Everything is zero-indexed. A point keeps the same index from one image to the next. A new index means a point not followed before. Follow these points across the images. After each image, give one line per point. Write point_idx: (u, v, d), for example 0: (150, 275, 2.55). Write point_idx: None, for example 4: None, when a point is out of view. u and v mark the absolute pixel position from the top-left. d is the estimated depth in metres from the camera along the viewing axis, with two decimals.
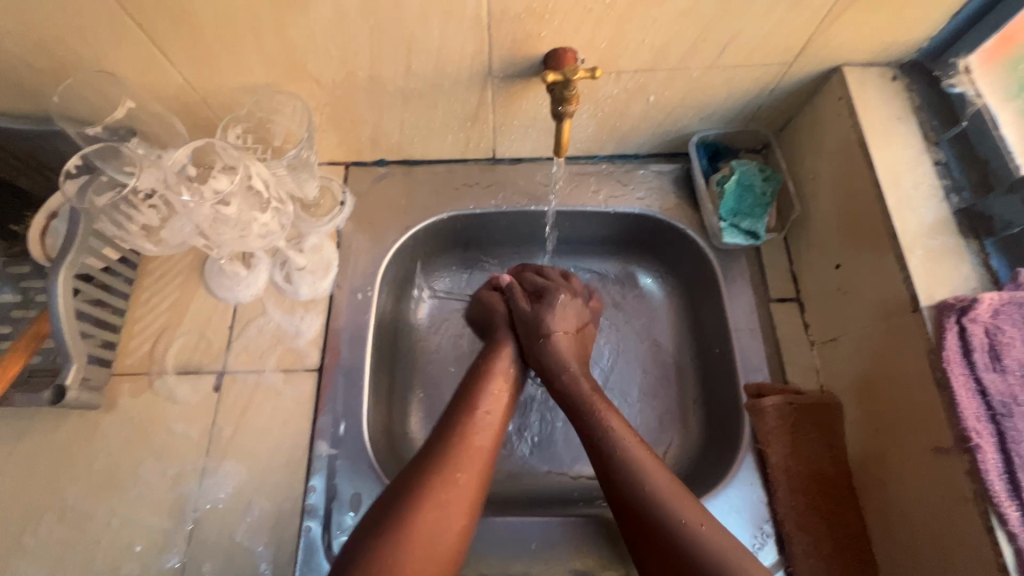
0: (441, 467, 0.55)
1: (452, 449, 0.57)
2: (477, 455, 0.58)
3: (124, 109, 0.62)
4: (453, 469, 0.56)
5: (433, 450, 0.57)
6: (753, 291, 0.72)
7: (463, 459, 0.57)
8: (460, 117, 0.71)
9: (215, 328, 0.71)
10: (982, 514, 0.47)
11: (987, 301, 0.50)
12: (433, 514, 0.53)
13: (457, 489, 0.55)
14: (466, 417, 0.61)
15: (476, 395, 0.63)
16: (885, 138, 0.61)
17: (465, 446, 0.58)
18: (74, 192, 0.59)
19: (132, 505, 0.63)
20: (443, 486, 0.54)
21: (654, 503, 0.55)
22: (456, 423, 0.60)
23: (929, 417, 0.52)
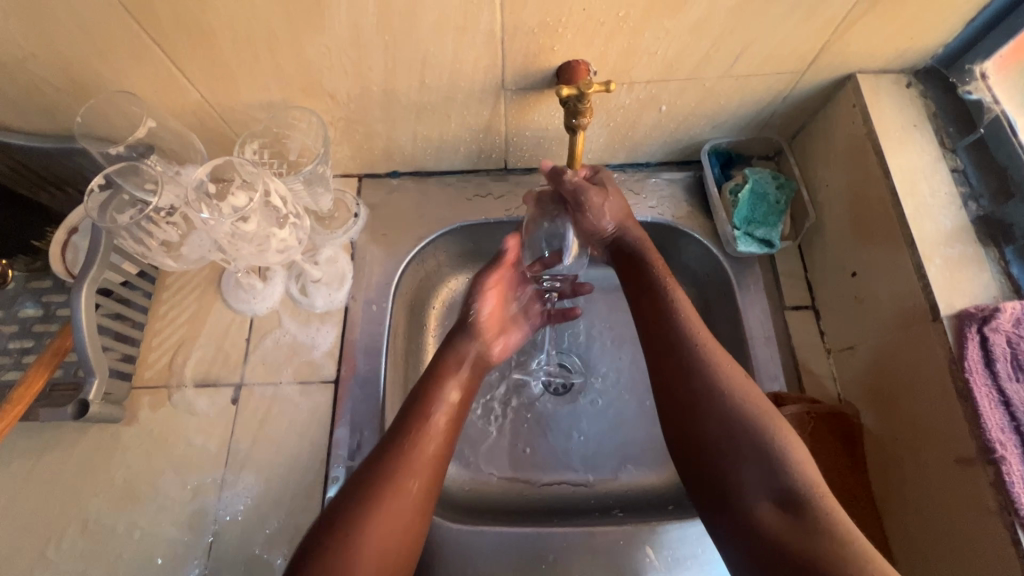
0: (397, 467, 0.52)
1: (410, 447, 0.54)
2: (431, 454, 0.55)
3: (146, 128, 0.62)
4: (410, 471, 0.53)
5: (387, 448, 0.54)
6: (768, 299, 0.72)
7: (416, 459, 0.54)
8: (472, 128, 0.71)
9: (232, 341, 0.72)
10: (1008, 526, 0.46)
11: (1008, 311, 0.50)
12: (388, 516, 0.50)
13: (409, 491, 0.52)
14: (422, 416, 0.57)
15: (432, 393, 0.59)
16: (901, 146, 0.61)
17: (419, 445, 0.54)
18: (95, 208, 0.58)
19: (152, 517, 0.64)
20: (398, 489, 0.51)
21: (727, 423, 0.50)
22: (410, 416, 0.57)
23: (951, 427, 0.52)
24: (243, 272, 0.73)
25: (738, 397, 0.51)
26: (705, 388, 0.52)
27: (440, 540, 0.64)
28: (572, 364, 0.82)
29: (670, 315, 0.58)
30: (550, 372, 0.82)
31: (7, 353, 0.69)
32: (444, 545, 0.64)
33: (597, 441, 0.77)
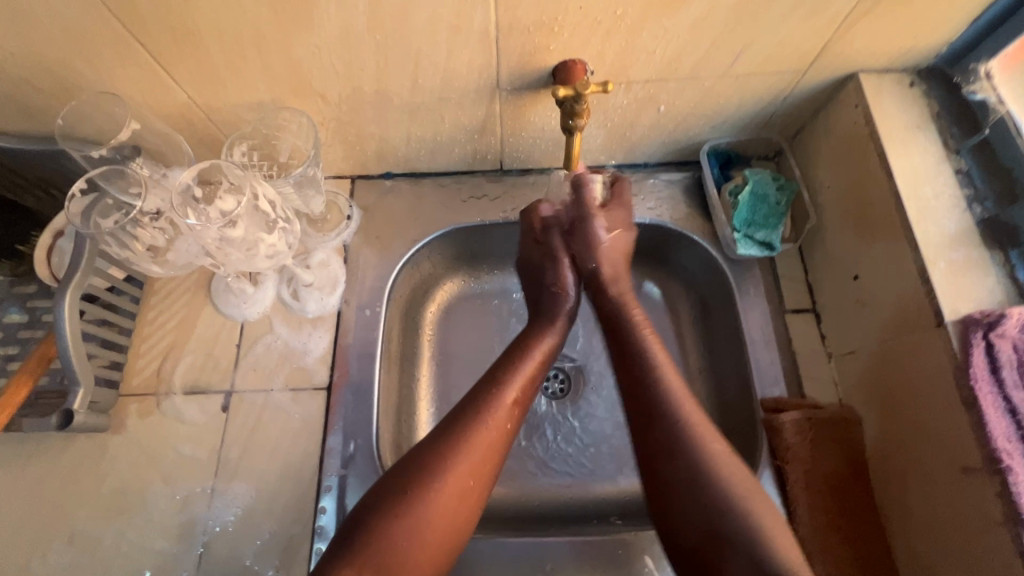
0: (468, 450, 0.53)
1: (482, 431, 0.54)
2: (499, 439, 0.55)
3: (128, 130, 0.60)
4: (477, 455, 0.53)
5: (460, 427, 0.54)
6: (768, 302, 0.71)
7: (485, 440, 0.54)
8: (467, 129, 0.70)
9: (222, 347, 0.70)
10: (1015, 538, 0.45)
11: (1016, 317, 0.49)
12: (452, 498, 0.50)
13: (475, 475, 0.52)
14: (491, 402, 0.56)
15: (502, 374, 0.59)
16: (904, 147, 0.60)
17: (490, 429, 0.55)
18: (78, 215, 0.56)
19: (141, 528, 0.62)
20: (466, 471, 0.52)
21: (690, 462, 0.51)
22: (478, 397, 0.57)
23: (956, 436, 0.51)
24: (232, 276, 0.72)
25: (717, 462, 0.51)
26: (674, 424, 0.53)
27: None
28: (569, 369, 0.81)
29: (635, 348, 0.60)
30: (547, 376, 0.81)
31: None
32: None
33: (595, 447, 0.76)
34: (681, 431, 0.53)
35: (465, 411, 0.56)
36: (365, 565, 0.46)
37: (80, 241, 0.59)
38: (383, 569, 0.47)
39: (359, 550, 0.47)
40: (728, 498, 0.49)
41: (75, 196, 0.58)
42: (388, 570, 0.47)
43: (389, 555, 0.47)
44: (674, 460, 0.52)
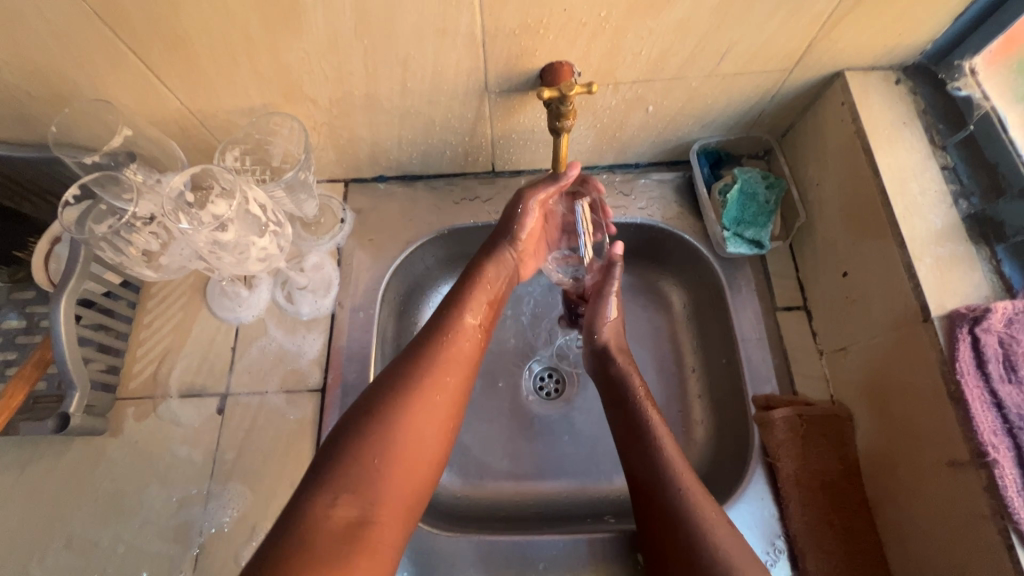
0: (433, 369, 0.54)
1: (442, 353, 0.55)
2: (462, 361, 0.56)
3: (123, 137, 0.62)
4: (440, 374, 0.54)
5: (421, 352, 0.55)
6: (760, 300, 0.71)
7: (447, 361, 0.55)
8: (458, 132, 0.70)
9: (218, 350, 0.71)
10: (1001, 531, 0.46)
11: (1000, 311, 0.49)
12: (424, 415, 0.51)
13: (442, 394, 0.53)
14: (453, 323, 0.58)
15: (460, 301, 0.60)
16: (889, 144, 0.60)
17: (450, 350, 0.56)
18: (72, 221, 0.57)
19: (137, 530, 0.63)
20: (432, 392, 0.52)
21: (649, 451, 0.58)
22: (437, 322, 0.58)
23: (943, 431, 0.51)
24: (228, 280, 0.73)
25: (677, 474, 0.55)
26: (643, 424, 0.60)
27: (430, 547, 0.63)
28: (563, 369, 0.81)
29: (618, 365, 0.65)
30: (542, 376, 0.81)
31: None
32: (434, 554, 0.63)
33: (589, 447, 0.76)
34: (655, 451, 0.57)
35: (423, 338, 0.57)
36: (341, 490, 0.45)
37: (74, 248, 0.59)
38: (363, 487, 0.46)
39: (334, 476, 0.46)
40: (676, 486, 0.54)
41: (68, 203, 0.59)
42: (369, 489, 0.46)
43: (368, 475, 0.47)
44: (650, 475, 0.56)
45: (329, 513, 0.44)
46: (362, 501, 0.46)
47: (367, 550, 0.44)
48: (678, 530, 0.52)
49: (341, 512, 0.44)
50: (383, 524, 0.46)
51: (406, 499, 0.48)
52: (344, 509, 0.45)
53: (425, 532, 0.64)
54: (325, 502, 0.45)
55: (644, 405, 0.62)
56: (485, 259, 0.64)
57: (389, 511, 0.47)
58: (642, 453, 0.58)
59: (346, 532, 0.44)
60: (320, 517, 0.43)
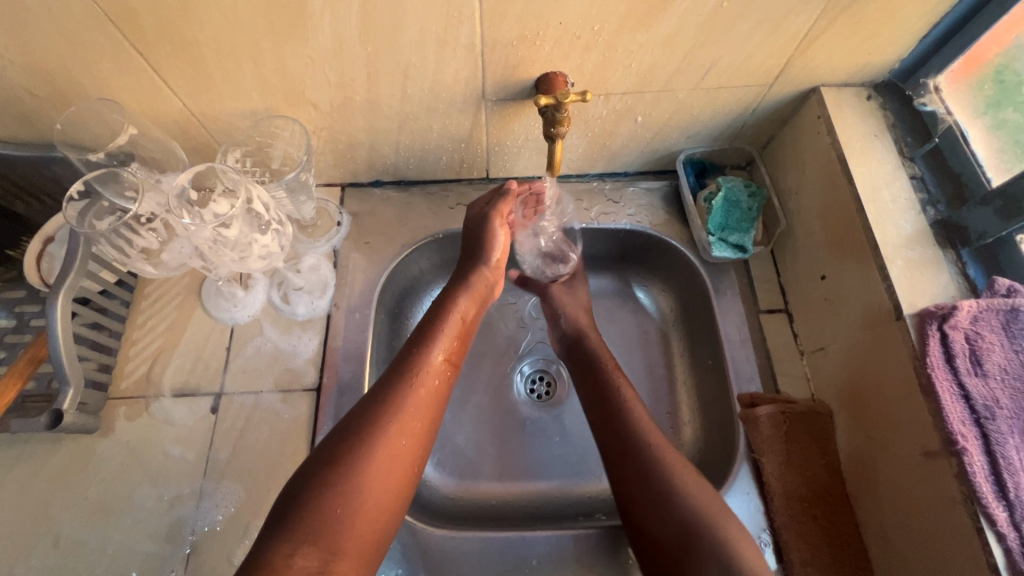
0: (396, 415, 0.54)
1: (408, 397, 0.55)
2: (429, 402, 0.57)
3: (127, 135, 0.63)
4: (404, 419, 0.54)
5: (386, 399, 0.55)
6: (743, 303, 0.74)
7: (415, 403, 0.55)
8: (454, 138, 0.73)
9: (212, 350, 0.72)
10: (971, 516, 0.48)
11: (965, 309, 0.52)
12: (387, 460, 0.52)
13: (407, 440, 0.53)
14: (421, 363, 0.58)
15: (429, 338, 0.61)
16: (863, 154, 0.64)
17: (417, 393, 0.56)
18: (74, 215, 0.58)
19: (127, 530, 0.62)
20: (395, 436, 0.53)
21: (627, 436, 0.61)
22: (407, 360, 0.58)
23: (916, 422, 0.53)
24: (224, 280, 0.74)
25: (666, 460, 0.58)
26: (620, 411, 0.63)
27: (423, 545, 0.64)
28: (554, 372, 0.83)
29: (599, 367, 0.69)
30: (533, 379, 0.82)
31: None
32: (427, 554, 0.63)
33: (580, 449, 0.78)
34: (657, 461, 0.58)
35: (390, 378, 0.57)
36: (301, 541, 0.46)
37: (73, 241, 0.60)
38: (323, 539, 0.46)
39: (295, 526, 0.46)
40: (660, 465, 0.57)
41: (71, 198, 0.59)
42: (329, 537, 0.47)
43: (327, 527, 0.47)
44: (631, 460, 0.59)
45: (288, 565, 0.44)
46: (322, 550, 0.46)
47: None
48: (666, 504, 0.54)
49: (302, 563, 0.45)
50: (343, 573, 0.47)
51: (366, 544, 0.49)
52: (303, 560, 0.45)
53: (422, 530, 0.64)
54: (285, 554, 0.45)
55: (622, 390, 0.66)
56: (456, 286, 0.67)
57: (349, 559, 0.48)
58: (624, 439, 0.61)
59: None
60: (280, 567, 0.44)
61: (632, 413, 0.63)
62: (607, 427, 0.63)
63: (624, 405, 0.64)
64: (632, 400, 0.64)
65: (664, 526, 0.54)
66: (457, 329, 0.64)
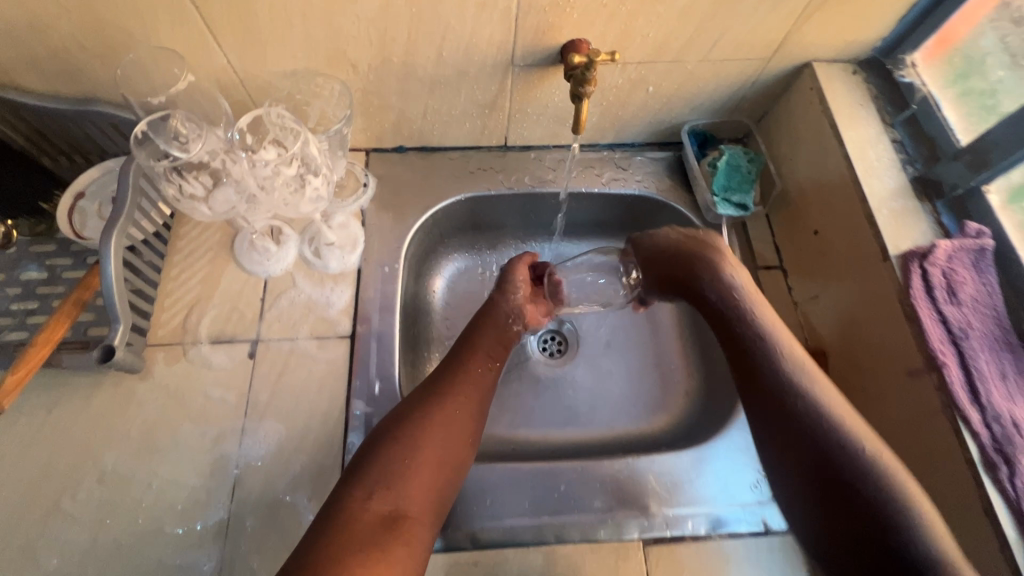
0: (449, 390, 0.62)
1: (459, 376, 0.64)
2: (478, 380, 0.65)
3: (185, 83, 0.65)
4: (456, 394, 0.62)
5: (441, 380, 0.63)
6: (742, 260, 0.81)
7: (465, 380, 0.64)
8: (480, 104, 0.78)
9: (247, 300, 0.74)
10: (951, 421, 0.55)
11: (942, 248, 0.60)
12: (445, 424, 0.59)
13: (460, 412, 0.61)
14: (469, 350, 0.67)
15: (477, 330, 0.70)
16: (851, 120, 0.71)
17: (467, 372, 0.64)
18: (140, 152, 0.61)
19: (172, 466, 0.65)
20: (450, 405, 0.61)
21: (757, 362, 0.59)
22: (458, 348, 0.68)
23: (902, 347, 0.61)
24: (257, 235, 0.76)
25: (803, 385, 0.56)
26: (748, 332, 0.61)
27: None
28: (566, 330, 0.88)
29: (716, 287, 0.65)
30: (546, 337, 0.88)
31: (11, 315, 0.70)
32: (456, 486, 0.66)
33: (593, 398, 0.84)
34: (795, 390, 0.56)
35: (445, 363, 0.66)
36: (374, 488, 0.53)
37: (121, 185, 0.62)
38: (393, 486, 0.53)
39: (367, 478, 0.54)
40: (797, 390, 0.56)
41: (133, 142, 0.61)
42: (399, 486, 0.54)
43: (396, 477, 0.54)
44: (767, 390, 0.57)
45: (365, 507, 0.51)
46: (393, 497, 0.53)
47: (403, 539, 0.51)
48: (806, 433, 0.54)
49: (376, 505, 0.52)
50: (414, 518, 0.53)
51: (431, 497, 0.55)
52: (377, 504, 0.52)
53: None
54: (361, 499, 0.52)
55: (749, 310, 0.62)
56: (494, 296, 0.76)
57: (418, 508, 0.54)
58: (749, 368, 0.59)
59: (381, 522, 0.51)
60: (356, 509, 0.51)
61: (766, 339, 0.60)
62: (737, 352, 0.61)
63: (750, 326, 0.61)
64: (765, 320, 0.61)
65: (816, 464, 0.53)
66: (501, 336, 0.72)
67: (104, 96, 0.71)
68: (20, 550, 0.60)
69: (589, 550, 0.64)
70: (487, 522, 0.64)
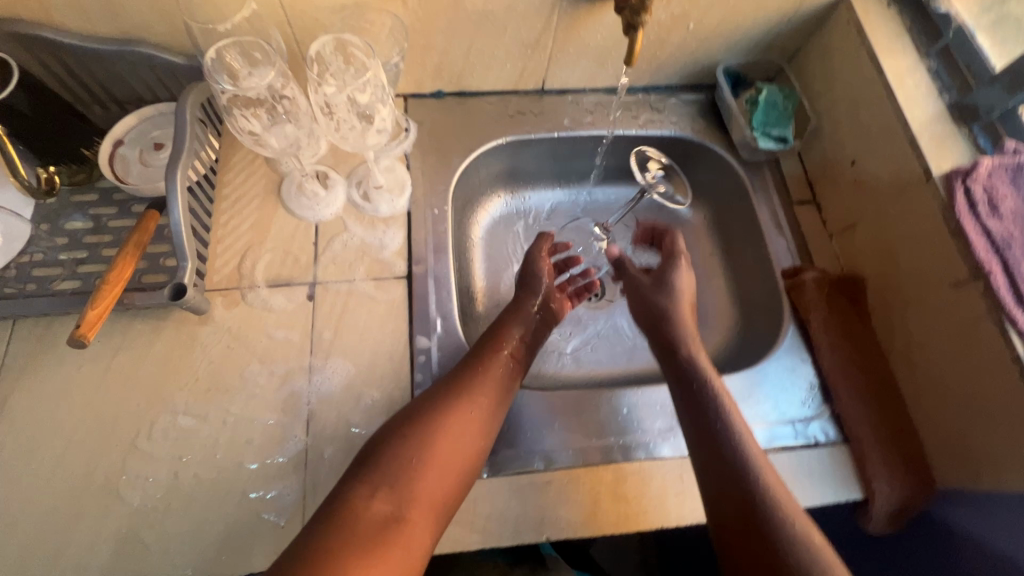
0: (461, 396, 0.61)
1: (478, 377, 0.63)
2: (496, 382, 0.64)
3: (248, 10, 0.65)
4: (466, 402, 0.61)
5: (456, 383, 0.62)
6: (779, 196, 0.84)
7: (483, 383, 0.63)
8: (522, 44, 0.78)
9: (300, 245, 0.74)
10: (998, 323, 0.59)
11: (984, 164, 0.63)
12: (458, 427, 0.59)
13: (467, 421, 0.60)
14: (491, 350, 0.66)
15: (500, 330, 0.70)
16: (889, 51, 0.74)
17: (486, 372, 0.64)
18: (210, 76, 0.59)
19: (244, 405, 0.65)
20: (465, 407, 0.60)
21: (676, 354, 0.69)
22: (482, 349, 0.67)
23: (947, 259, 0.64)
24: (306, 179, 0.76)
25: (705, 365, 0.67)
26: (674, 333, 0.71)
27: (523, 404, 0.69)
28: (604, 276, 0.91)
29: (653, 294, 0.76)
30: None
31: (60, 265, 0.68)
32: (523, 412, 0.69)
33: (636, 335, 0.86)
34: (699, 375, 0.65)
35: (469, 360, 0.65)
36: (378, 488, 0.53)
37: (178, 142, 0.63)
38: (398, 486, 0.53)
39: (372, 477, 0.54)
40: (706, 381, 0.65)
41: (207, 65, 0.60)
42: (403, 488, 0.53)
43: (402, 475, 0.54)
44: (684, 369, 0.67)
45: (367, 505, 0.51)
46: (395, 499, 0.53)
47: (399, 543, 0.50)
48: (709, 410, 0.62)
49: (378, 505, 0.52)
50: (414, 523, 0.52)
51: (434, 500, 0.54)
52: (379, 502, 0.52)
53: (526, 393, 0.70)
54: (364, 496, 0.52)
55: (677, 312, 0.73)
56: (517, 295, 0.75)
57: (420, 512, 0.53)
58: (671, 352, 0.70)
59: (381, 523, 0.50)
60: (361, 505, 0.51)
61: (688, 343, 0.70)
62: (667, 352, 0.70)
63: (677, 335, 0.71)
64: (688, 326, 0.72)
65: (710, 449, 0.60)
66: (523, 337, 0.71)
67: (151, 40, 0.70)
68: (101, 488, 0.60)
69: (655, 467, 0.66)
70: (558, 445, 0.67)
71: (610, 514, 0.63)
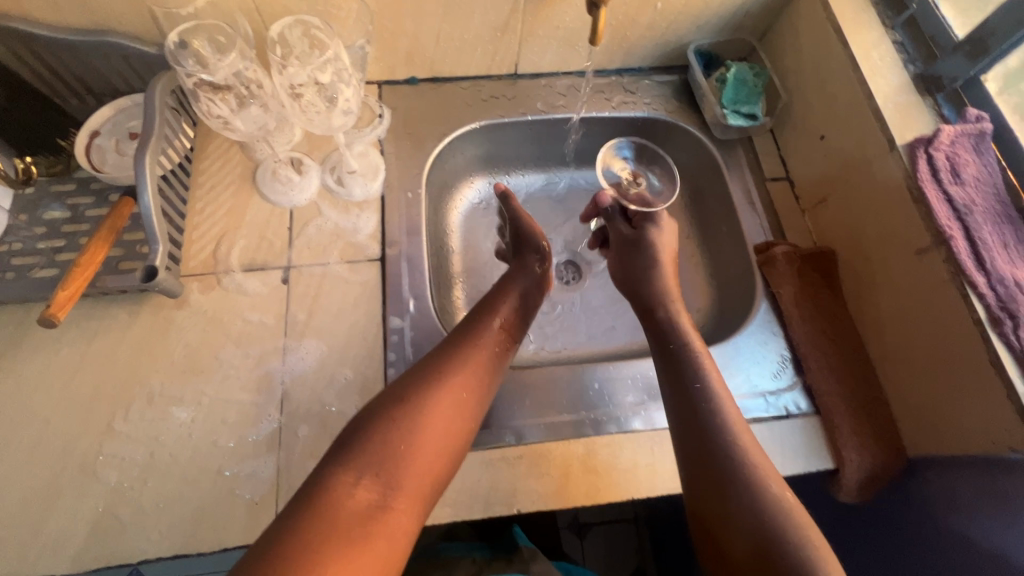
0: (450, 377, 0.60)
1: (467, 358, 0.63)
2: (485, 363, 0.64)
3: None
4: (455, 383, 0.60)
5: (443, 362, 0.62)
6: (752, 173, 0.85)
7: (471, 363, 0.63)
8: (491, 27, 0.79)
9: (274, 230, 0.75)
10: (959, 288, 0.59)
11: (946, 132, 0.64)
12: (447, 408, 0.58)
13: (455, 403, 0.59)
14: (481, 331, 0.66)
15: (487, 310, 0.69)
16: (855, 24, 0.74)
17: (475, 354, 0.64)
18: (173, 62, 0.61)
19: (219, 386, 0.66)
20: (453, 389, 0.60)
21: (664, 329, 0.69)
22: (469, 329, 0.66)
23: (911, 227, 0.65)
24: (280, 165, 0.77)
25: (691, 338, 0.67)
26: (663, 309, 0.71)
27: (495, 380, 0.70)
28: (580, 258, 0.92)
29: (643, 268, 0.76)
30: (560, 265, 0.91)
31: (38, 253, 0.69)
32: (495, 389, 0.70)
33: (612, 315, 0.87)
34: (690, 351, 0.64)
35: (456, 340, 0.65)
36: (363, 474, 0.51)
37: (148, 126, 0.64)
38: (383, 473, 0.52)
39: (355, 462, 0.52)
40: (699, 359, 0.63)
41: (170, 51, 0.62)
42: (389, 474, 0.52)
43: (389, 460, 0.53)
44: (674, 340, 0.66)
45: (351, 492, 0.50)
46: (381, 485, 0.51)
47: (385, 530, 0.49)
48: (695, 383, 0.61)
49: (362, 492, 0.50)
50: (398, 510, 0.51)
51: (421, 486, 0.54)
52: (365, 490, 0.50)
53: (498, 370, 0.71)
54: (349, 484, 0.50)
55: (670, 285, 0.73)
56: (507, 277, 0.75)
57: (406, 497, 0.52)
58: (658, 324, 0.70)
59: (366, 510, 0.49)
60: (343, 490, 0.50)
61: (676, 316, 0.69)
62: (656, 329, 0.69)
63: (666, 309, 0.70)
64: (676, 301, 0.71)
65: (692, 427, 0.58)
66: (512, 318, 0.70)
67: (123, 31, 0.71)
68: (79, 468, 0.61)
69: (626, 440, 0.67)
70: (529, 420, 0.68)
71: (581, 485, 0.64)
